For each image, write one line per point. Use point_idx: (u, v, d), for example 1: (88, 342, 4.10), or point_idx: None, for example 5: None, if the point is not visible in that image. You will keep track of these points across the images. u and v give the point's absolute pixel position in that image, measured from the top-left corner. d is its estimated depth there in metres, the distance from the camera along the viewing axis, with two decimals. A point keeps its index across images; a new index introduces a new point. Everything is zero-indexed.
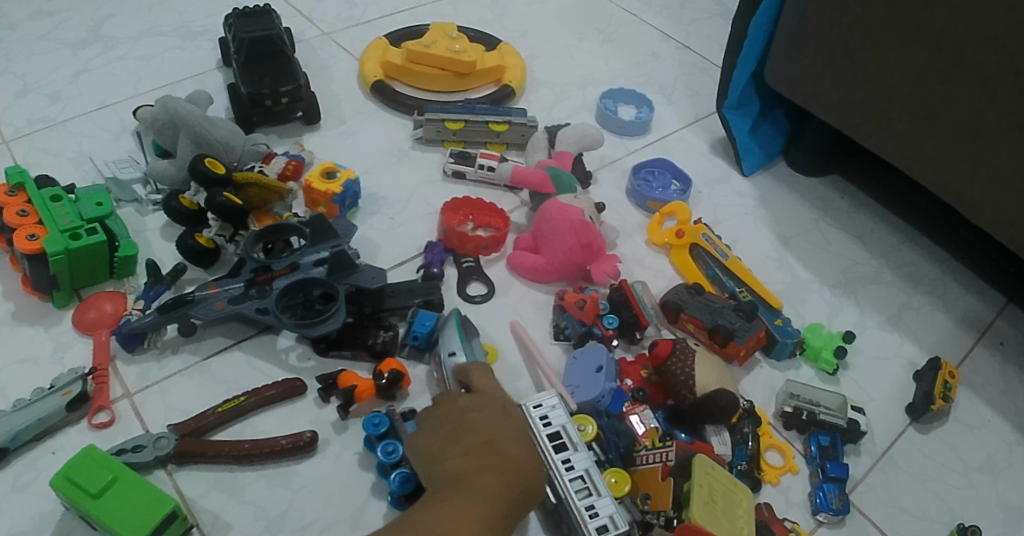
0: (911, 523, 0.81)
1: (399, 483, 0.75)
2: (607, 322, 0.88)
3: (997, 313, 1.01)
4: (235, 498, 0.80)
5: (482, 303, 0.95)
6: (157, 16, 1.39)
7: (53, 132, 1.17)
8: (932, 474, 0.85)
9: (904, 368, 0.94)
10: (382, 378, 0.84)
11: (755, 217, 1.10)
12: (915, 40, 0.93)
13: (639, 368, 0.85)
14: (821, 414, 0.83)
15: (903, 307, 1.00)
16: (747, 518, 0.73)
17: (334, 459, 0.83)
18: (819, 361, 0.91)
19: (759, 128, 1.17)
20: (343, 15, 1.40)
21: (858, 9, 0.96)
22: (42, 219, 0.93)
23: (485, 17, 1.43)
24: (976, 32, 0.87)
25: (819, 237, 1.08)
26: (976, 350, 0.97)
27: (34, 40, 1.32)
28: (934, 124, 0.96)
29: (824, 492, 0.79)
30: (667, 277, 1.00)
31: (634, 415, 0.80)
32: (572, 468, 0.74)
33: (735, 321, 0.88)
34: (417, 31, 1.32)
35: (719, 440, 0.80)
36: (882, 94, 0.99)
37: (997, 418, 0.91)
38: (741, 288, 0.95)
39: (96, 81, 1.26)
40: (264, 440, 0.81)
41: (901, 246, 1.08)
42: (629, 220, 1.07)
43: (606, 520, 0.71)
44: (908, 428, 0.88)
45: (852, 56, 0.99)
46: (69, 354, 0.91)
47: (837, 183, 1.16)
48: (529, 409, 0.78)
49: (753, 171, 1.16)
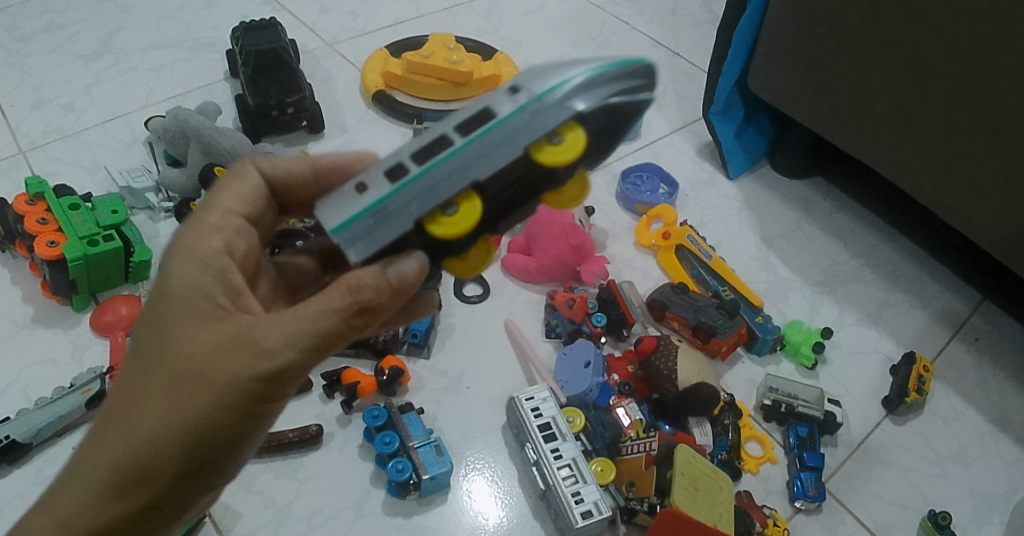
0: (884, 510, 0.85)
1: (395, 472, 0.80)
2: (595, 320, 0.93)
3: (973, 309, 1.05)
4: (245, 489, 0.84)
5: (478, 303, 1.01)
6: (165, 29, 1.45)
7: (67, 143, 1.22)
8: (906, 463, 0.89)
9: (880, 363, 0.98)
10: (383, 374, 0.89)
11: (740, 219, 1.14)
12: (889, 48, 0.97)
13: (626, 363, 0.90)
14: (799, 406, 0.88)
15: (882, 305, 1.05)
16: (727, 504, 0.78)
17: (338, 452, 0.88)
18: (798, 356, 0.96)
19: (744, 133, 1.22)
20: (346, 26, 1.45)
21: (834, 19, 1.00)
22: (61, 226, 0.98)
23: (482, 26, 1.48)
24: (945, 41, 0.92)
25: (801, 238, 1.12)
26: (952, 345, 1.01)
27: (48, 53, 1.37)
28: (908, 128, 1.00)
29: (801, 481, 0.84)
30: (654, 277, 1.05)
31: (620, 408, 0.85)
32: (560, 456, 0.79)
33: (717, 319, 0.92)
34: (416, 41, 1.37)
35: (702, 431, 0.85)
36: (860, 100, 1.03)
37: (969, 410, 0.95)
38: (723, 286, 1.00)
39: (107, 93, 1.31)
40: (273, 433, 0.86)
41: (881, 246, 1.12)
42: (618, 223, 1.11)
43: (591, 505, 0.76)
44: (884, 420, 0.93)
45: (831, 64, 1.04)
46: (87, 354, 0.97)
47: (821, 185, 1.20)
48: (521, 401, 0.83)
49: (738, 175, 1.21)
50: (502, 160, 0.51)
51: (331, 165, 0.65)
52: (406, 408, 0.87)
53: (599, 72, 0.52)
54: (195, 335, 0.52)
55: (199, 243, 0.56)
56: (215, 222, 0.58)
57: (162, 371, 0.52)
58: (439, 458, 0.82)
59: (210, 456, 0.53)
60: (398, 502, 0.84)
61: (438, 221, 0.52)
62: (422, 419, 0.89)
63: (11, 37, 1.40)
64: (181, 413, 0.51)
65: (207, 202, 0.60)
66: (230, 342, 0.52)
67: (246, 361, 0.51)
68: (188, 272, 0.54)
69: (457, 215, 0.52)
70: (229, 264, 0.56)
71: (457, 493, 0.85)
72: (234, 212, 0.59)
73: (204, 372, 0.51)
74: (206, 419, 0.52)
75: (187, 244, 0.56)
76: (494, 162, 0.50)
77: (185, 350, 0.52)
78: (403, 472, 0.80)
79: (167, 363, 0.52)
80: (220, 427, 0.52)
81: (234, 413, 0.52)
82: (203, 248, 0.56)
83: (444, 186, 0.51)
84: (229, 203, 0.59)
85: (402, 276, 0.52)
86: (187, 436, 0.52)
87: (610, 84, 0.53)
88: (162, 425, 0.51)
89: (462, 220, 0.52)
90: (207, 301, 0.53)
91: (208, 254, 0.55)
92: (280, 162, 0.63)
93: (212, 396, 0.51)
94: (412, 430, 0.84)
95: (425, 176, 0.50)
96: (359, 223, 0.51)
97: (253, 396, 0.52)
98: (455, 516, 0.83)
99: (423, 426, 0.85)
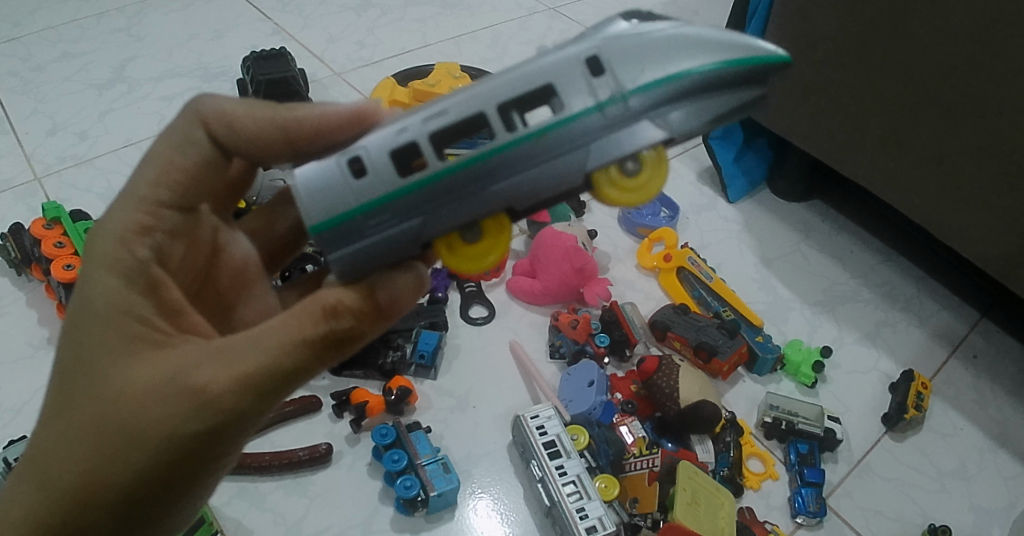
0: (885, 524, 0.86)
1: (404, 488, 0.82)
2: (599, 340, 0.95)
3: (971, 328, 1.07)
4: (256, 506, 0.86)
5: (483, 325, 1.02)
6: (177, 58, 1.48)
7: (81, 169, 1.25)
8: (906, 479, 0.91)
9: (880, 381, 1.00)
10: (391, 394, 0.91)
11: (740, 241, 1.17)
12: (881, 73, 1.00)
13: (628, 383, 0.92)
14: (799, 423, 0.89)
15: (880, 324, 1.06)
16: (728, 520, 0.79)
17: (347, 469, 0.89)
18: (799, 375, 0.98)
19: (743, 158, 1.25)
20: (353, 56, 1.49)
21: (829, 45, 1.03)
22: (77, 249, 1.01)
23: (486, 55, 1.52)
24: (935, 65, 0.94)
25: (801, 259, 1.15)
26: (950, 362, 1.03)
27: (62, 82, 1.41)
28: (902, 151, 1.02)
29: (802, 496, 0.85)
30: (656, 298, 1.07)
31: (623, 426, 0.87)
32: (565, 473, 0.80)
33: (718, 338, 0.94)
34: (423, 70, 1.41)
35: (703, 449, 0.87)
36: (855, 124, 1.06)
37: (969, 426, 0.96)
38: (724, 307, 1.02)
39: (120, 120, 1.34)
40: (283, 452, 0.88)
41: (879, 266, 1.14)
42: (620, 245, 1.14)
43: (595, 521, 0.77)
44: (884, 437, 0.94)
45: (826, 89, 1.07)
46: None
47: (819, 207, 1.23)
48: (526, 419, 0.85)
49: (738, 198, 1.23)
50: (559, 181, 0.50)
51: (318, 123, 0.59)
52: (413, 427, 0.88)
53: (693, 82, 0.50)
54: (123, 370, 0.54)
55: (119, 256, 0.57)
56: (140, 222, 0.59)
57: (106, 396, 0.54)
58: (446, 475, 0.84)
59: (142, 501, 0.55)
60: (406, 519, 0.86)
61: (453, 239, 0.54)
62: (429, 437, 0.90)
63: (26, 67, 1.44)
64: (111, 453, 0.54)
65: (129, 186, 0.61)
66: (159, 382, 0.54)
67: (178, 407, 0.53)
68: (110, 292, 0.56)
69: (471, 244, 0.55)
70: (155, 275, 0.59)
71: (464, 511, 0.86)
72: (161, 213, 0.61)
73: (131, 414, 0.53)
74: (136, 463, 0.54)
75: (106, 258, 0.57)
76: (553, 181, 0.50)
77: (116, 386, 0.54)
78: (411, 489, 0.82)
79: (95, 398, 0.54)
80: (147, 473, 0.54)
81: (163, 461, 0.54)
82: (126, 259, 0.57)
83: (483, 202, 0.50)
84: (149, 191, 0.60)
85: (394, 294, 0.54)
86: (114, 484, 0.54)
87: (705, 105, 0.51)
88: (91, 464, 0.54)
89: (476, 253, 0.55)
90: (132, 322, 0.56)
91: (130, 267, 0.57)
92: (240, 126, 0.61)
93: (137, 440, 0.53)
94: (419, 448, 0.86)
95: (462, 171, 0.49)
96: (368, 215, 0.50)
97: (189, 443, 0.54)
98: (462, 532, 0.85)
99: (430, 444, 0.87)
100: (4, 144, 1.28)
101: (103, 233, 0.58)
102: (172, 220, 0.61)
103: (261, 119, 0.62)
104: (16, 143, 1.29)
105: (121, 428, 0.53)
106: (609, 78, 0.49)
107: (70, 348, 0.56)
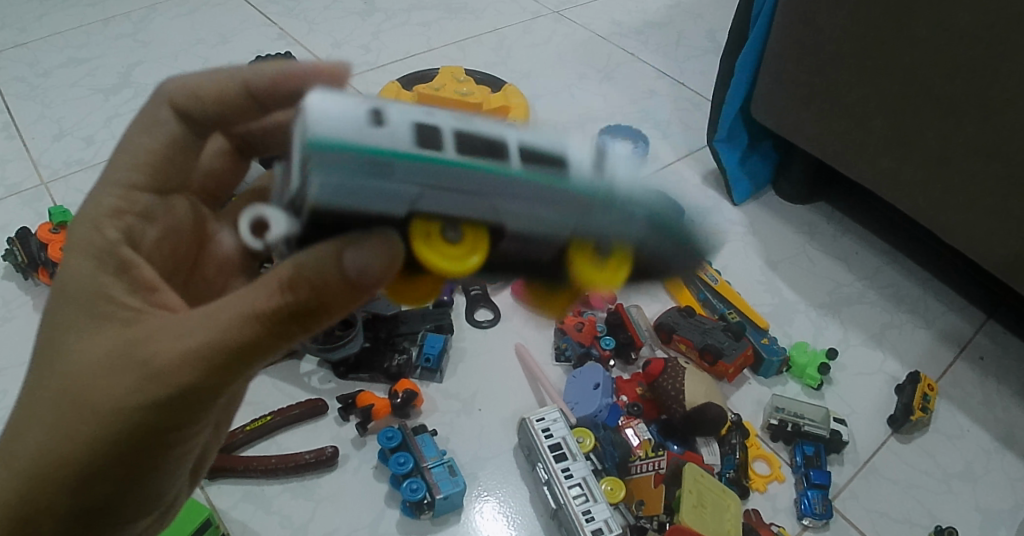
0: (892, 526, 0.86)
1: (410, 491, 0.82)
2: (604, 343, 0.96)
3: (977, 329, 1.07)
4: (262, 509, 0.86)
5: (489, 328, 1.03)
6: (183, 63, 1.49)
7: (88, 174, 1.25)
8: (912, 480, 0.90)
9: (886, 382, 0.99)
10: (397, 397, 0.91)
11: (745, 243, 1.17)
12: (887, 73, 1.00)
13: (634, 385, 0.92)
14: (805, 425, 0.89)
15: (886, 325, 1.06)
16: (734, 521, 0.79)
17: (353, 472, 0.89)
18: (804, 377, 0.98)
19: (748, 160, 1.25)
20: (358, 60, 1.50)
21: (834, 47, 1.03)
22: None
23: (491, 59, 1.53)
24: (941, 66, 0.94)
25: (806, 261, 1.15)
26: (956, 364, 1.02)
27: (69, 87, 1.42)
28: (907, 152, 1.02)
29: (808, 498, 0.85)
30: (661, 300, 1.07)
31: (629, 428, 0.87)
32: (571, 476, 0.81)
33: (723, 340, 0.94)
34: (427, 74, 1.41)
35: (709, 451, 0.87)
36: (860, 125, 1.06)
37: (975, 427, 0.96)
38: (729, 309, 1.02)
39: (126, 125, 1.35)
40: (290, 455, 0.88)
41: (884, 268, 1.14)
42: None
43: (601, 523, 0.77)
44: (890, 439, 0.94)
45: (831, 91, 1.07)
46: None
47: (825, 210, 1.23)
48: (532, 422, 0.85)
49: (743, 200, 1.23)
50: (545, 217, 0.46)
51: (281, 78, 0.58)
52: (420, 430, 0.88)
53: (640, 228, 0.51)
54: (86, 346, 0.53)
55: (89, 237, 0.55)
56: (114, 205, 0.57)
57: (67, 376, 0.53)
58: (451, 478, 0.84)
59: (104, 479, 0.54)
60: (412, 522, 0.86)
61: (433, 229, 0.47)
62: (436, 440, 0.91)
63: (32, 73, 1.44)
64: (68, 432, 0.53)
65: (107, 166, 0.59)
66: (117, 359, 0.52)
67: (133, 382, 0.51)
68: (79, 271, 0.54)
69: (449, 251, 0.47)
70: (125, 256, 0.56)
71: (470, 514, 0.86)
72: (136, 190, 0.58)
73: (88, 391, 0.52)
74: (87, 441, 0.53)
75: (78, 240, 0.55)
76: (537, 216, 0.46)
77: (76, 363, 0.53)
78: (417, 492, 0.82)
79: (57, 375, 0.53)
80: (105, 451, 0.53)
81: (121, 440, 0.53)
82: (94, 240, 0.55)
83: (471, 205, 0.45)
84: (125, 174, 0.58)
85: (359, 266, 0.46)
86: (72, 462, 0.53)
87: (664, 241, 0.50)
88: (52, 442, 0.53)
89: (451, 254, 0.47)
90: (99, 303, 0.54)
91: (101, 248, 0.55)
92: (202, 93, 0.58)
93: (92, 416, 0.52)
94: (425, 451, 0.86)
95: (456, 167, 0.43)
96: (342, 154, 0.41)
97: (145, 423, 0.52)
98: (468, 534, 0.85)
99: (436, 447, 0.87)
100: (11, 149, 1.29)
101: (80, 219, 0.56)
102: (148, 203, 0.58)
103: (220, 82, 0.58)
104: (23, 148, 1.29)
105: (72, 407, 0.52)
106: (599, 151, 0.47)
107: (46, 324, 0.56)
